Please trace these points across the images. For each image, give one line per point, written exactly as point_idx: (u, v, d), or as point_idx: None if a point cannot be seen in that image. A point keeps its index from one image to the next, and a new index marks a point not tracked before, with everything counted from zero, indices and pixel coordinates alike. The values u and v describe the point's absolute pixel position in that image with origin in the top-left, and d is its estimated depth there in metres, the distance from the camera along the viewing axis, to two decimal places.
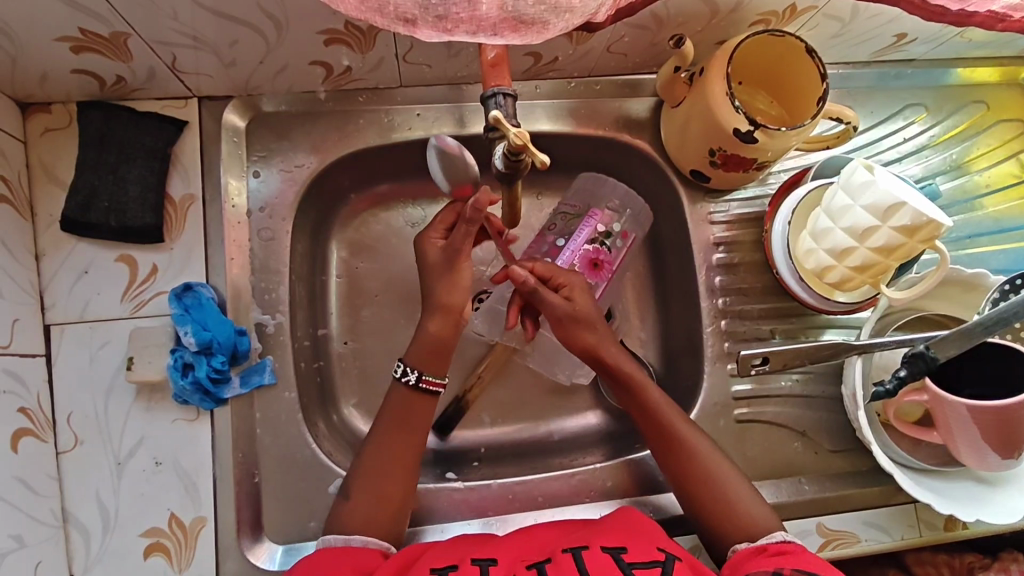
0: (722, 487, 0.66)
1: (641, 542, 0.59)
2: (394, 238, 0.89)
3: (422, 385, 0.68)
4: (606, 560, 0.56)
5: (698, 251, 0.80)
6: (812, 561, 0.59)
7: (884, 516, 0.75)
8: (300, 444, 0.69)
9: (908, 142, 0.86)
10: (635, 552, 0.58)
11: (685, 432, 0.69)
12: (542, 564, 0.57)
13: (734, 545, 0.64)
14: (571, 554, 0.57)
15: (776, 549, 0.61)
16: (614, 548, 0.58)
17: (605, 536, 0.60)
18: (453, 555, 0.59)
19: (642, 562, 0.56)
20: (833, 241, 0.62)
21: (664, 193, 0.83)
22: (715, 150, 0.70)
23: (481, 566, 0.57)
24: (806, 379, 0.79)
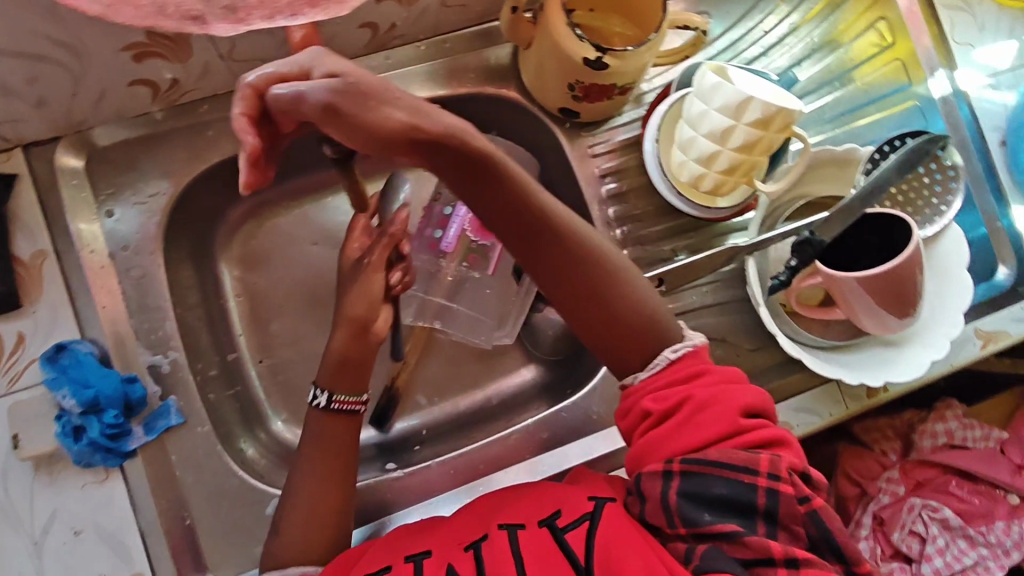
0: (624, 299, 0.61)
1: (573, 495, 0.60)
2: (287, 244, 0.86)
3: (334, 405, 0.67)
4: (540, 534, 0.57)
5: (586, 187, 0.79)
6: (699, 422, 0.57)
7: (810, 399, 0.78)
8: (226, 475, 0.67)
9: (769, 35, 0.87)
10: (568, 511, 0.58)
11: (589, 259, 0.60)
12: (478, 544, 0.57)
13: (627, 380, 0.63)
14: (504, 534, 0.57)
15: (661, 412, 0.59)
16: (549, 517, 0.58)
17: (537, 504, 0.60)
18: (389, 556, 0.59)
19: (573, 522, 0.57)
20: (698, 149, 0.62)
21: (541, 137, 0.82)
22: (573, 84, 0.69)
23: (416, 562, 0.58)
24: (716, 288, 0.80)
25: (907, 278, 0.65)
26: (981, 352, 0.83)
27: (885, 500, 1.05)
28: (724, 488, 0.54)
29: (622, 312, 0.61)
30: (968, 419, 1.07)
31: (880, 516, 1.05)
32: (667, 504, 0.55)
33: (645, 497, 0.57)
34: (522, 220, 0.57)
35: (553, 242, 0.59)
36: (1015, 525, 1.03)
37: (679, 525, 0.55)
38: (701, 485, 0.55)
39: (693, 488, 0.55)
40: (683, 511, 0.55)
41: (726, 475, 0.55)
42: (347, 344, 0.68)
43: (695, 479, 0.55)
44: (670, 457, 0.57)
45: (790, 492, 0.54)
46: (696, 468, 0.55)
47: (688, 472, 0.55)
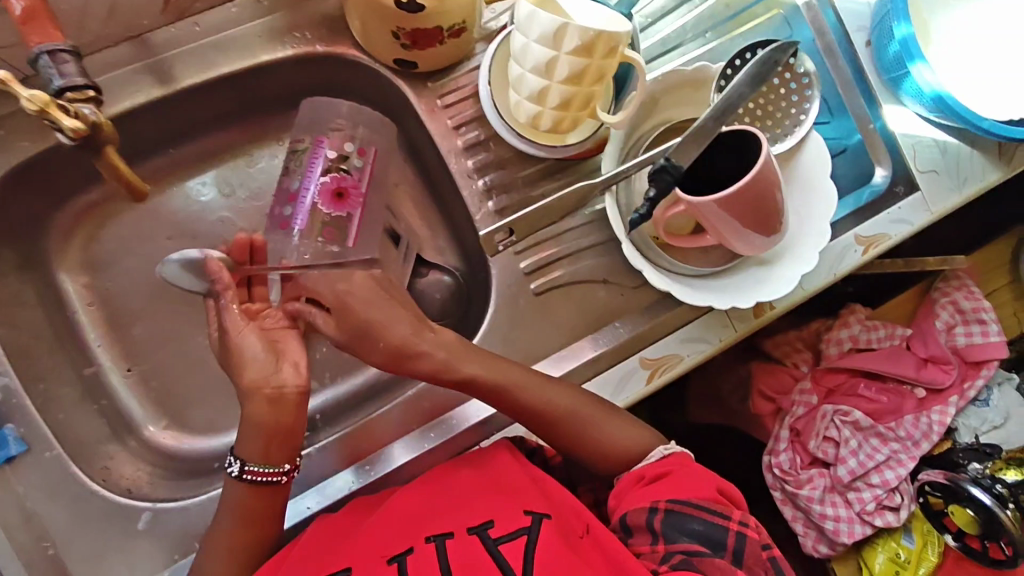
0: (596, 437, 0.67)
1: (509, 506, 0.60)
2: (139, 240, 0.80)
3: (245, 475, 0.61)
4: (472, 544, 0.57)
5: (441, 141, 0.74)
6: (686, 485, 0.61)
7: (699, 327, 0.77)
8: (86, 496, 0.65)
9: None
10: (501, 523, 0.58)
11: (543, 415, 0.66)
12: (404, 556, 0.56)
13: (618, 476, 0.67)
14: (434, 546, 0.57)
15: (653, 474, 0.63)
16: (481, 526, 0.58)
17: (468, 511, 0.60)
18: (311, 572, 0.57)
19: (508, 535, 0.57)
20: (528, 87, 0.58)
21: (389, 92, 0.76)
22: (396, 31, 0.64)
23: None
24: (593, 227, 0.77)
25: (765, 194, 0.64)
26: (863, 258, 0.82)
27: (800, 411, 1.06)
28: (702, 525, 0.58)
29: (581, 419, 0.67)
30: (872, 321, 1.10)
31: (795, 428, 1.06)
32: (652, 529, 0.59)
33: (632, 528, 0.61)
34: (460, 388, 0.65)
35: (496, 404, 0.66)
36: (923, 416, 1.05)
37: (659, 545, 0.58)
38: (678, 524, 0.58)
39: (680, 524, 0.58)
40: (665, 533, 0.58)
41: (704, 517, 0.59)
42: (262, 412, 0.61)
43: (674, 519, 0.59)
44: (656, 498, 0.60)
45: (755, 538, 0.59)
46: (678, 508, 0.59)
47: (673, 511, 0.59)
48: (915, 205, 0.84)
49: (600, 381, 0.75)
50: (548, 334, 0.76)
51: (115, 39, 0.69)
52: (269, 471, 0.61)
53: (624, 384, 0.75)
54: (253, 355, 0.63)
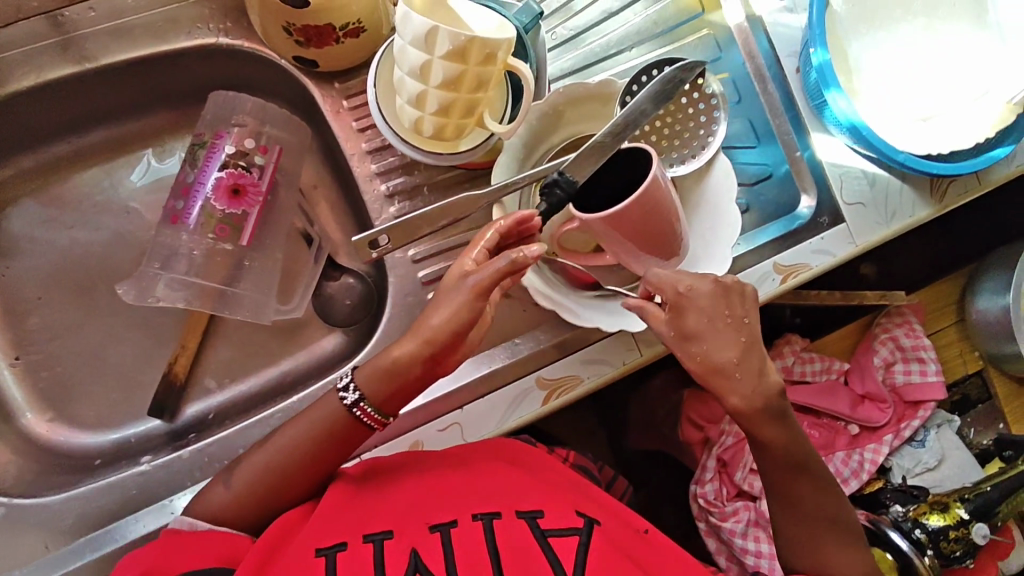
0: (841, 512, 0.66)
1: (562, 505, 0.62)
2: (42, 227, 0.80)
3: (357, 408, 0.60)
4: (521, 529, 0.58)
5: (344, 142, 0.73)
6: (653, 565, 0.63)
7: (601, 350, 0.74)
8: None
9: None
10: (551, 515, 0.60)
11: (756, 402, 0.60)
12: (448, 527, 0.58)
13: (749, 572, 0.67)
14: (482, 524, 0.58)
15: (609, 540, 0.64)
16: (529, 513, 0.60)
17: (521, 497, 0.62)
18: (344, 530, 0.58)
19: (557, 528, 0.59)
20: (406, 90, 0.56)
21: (297, 91, 0.75)
22: (288, 27, 0.63)
23: (374, 542, 0.56)
24: None
25: (658, 216, 0.61)
26: (781, 288, 0.79)
27: (728, 443, 1.02)
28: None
29: (813, 465, 0.65)
30: (807, 354, 1.06)
31: (723, 459, 1.01)
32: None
33: None
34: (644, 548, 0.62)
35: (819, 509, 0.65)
36: (854, 454, 1.03)
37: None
38: None
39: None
40: None
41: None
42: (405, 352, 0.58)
43: None
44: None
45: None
46: None
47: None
48: (839, 235, 0.81)
49: (494, 399, 0.72)
50: None
51: (10, 19, 0.69)
52: (377, 417, 0.61)
53: (519, 402, 0.72)
54: (450, 318, 0.57)
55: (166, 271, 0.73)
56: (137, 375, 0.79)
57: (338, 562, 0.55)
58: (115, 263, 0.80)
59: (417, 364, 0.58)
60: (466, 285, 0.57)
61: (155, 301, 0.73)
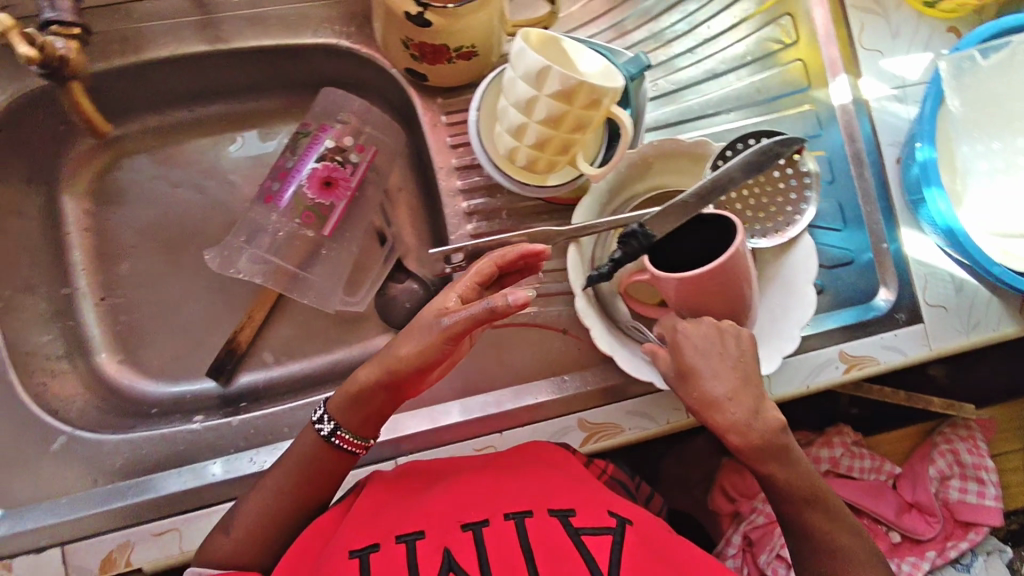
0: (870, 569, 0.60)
1: (594, 506, 0.60)
2: (148, 182, 0.85)
3: (335, 439, 0.61)
4: (554, 525, 0.56)
5: (436, 155, 0.75)
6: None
7: (650, 403, 0.73)
8: (15, 405, 0.68)
9: (661, 21, 0.84)
10: (585, 515, 0.58)
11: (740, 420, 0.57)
12: (480, 525, 0.56)
13: None
14: (514, 523, 0.56)
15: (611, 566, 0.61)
16: (561, 511, 0.58)
17: (551, 494, 0.60)
18: (377, 533, 0.56)
19: (592, 528, 0.57)
20: (508, 120, 0.58)
21: (403, 100, 0.79)
22: (406, 41, 0.66)
23: (407, 543, 0.55)
24: (558, 274, 0.76)
25: (732, 285, 0.60)
26: (843, 377, 0.77)
27: (758, 522, 0.99)
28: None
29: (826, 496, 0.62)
30: (857, 449, 1.02)
31: (749, 537, 0.99)
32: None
33: None
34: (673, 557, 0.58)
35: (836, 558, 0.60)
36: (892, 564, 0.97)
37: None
38: None
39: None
40: None
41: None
42: (368, 378, 0.60)
43: None
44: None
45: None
46: None
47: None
48: (914, 335, 0.78)
49: (533, 430, 0.73)
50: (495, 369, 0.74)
51: None
52: (355, 443, 0.62)
53: (556, 439, 0.72)
54: (424, 347, 0.58)
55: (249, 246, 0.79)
56: (201, 334, 0.83)
57: (372, 560, 0.53)
58: (205, 229, 0.85)
59: (381, 389, 0.60)
60: (438, 326, 0.57)
61: (236, 274, 0.78)
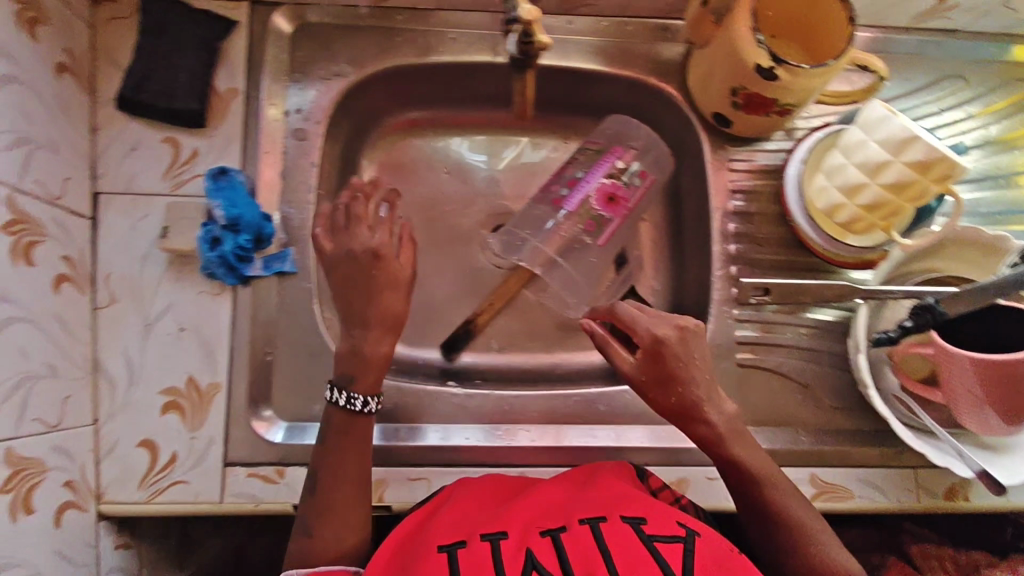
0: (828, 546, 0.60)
1: (662, 515, 0.56)
2: (424, 166, 0.91)
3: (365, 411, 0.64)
4: (625, 533, 0.53)
5: (714, 196, 0.80)
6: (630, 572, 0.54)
7: (879, 475, 0.76)
8: (311, 331, 0.73)
9: (943, 114, 0.82)
10: (655, 523, 0.55)
11: (715, 427, 0.62)
12: (558, 531, 0.54)
13: None
14: (593, 527, 0.54)
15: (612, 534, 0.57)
16: (633, 518, 0.55)
17: (662, 511, 0.57)
18: (461, 531, 0.56)
19: (666, 535, 0.53)
20: (844, 178, 0.62)
21: (689, 139, 0.83)
22: (738, 88, 0.70)
23: (492, 541, 0.54)
24: (812, 334, 0.79)
25: None
26: None
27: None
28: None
29: (782, 485, 0.63)
30: None
31: None
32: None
33: None
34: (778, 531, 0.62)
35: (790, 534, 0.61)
36: None
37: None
38: None
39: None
40: None
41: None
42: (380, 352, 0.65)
43: None
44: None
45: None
46: None
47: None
48: None
49: None
50: None
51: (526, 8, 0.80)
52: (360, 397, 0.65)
53: None
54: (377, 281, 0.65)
55: (535, 240, 0.81)
56: (446, 308, 0.90)
57: (457, 555, 0.53)
58: (466, 215, 0.90)
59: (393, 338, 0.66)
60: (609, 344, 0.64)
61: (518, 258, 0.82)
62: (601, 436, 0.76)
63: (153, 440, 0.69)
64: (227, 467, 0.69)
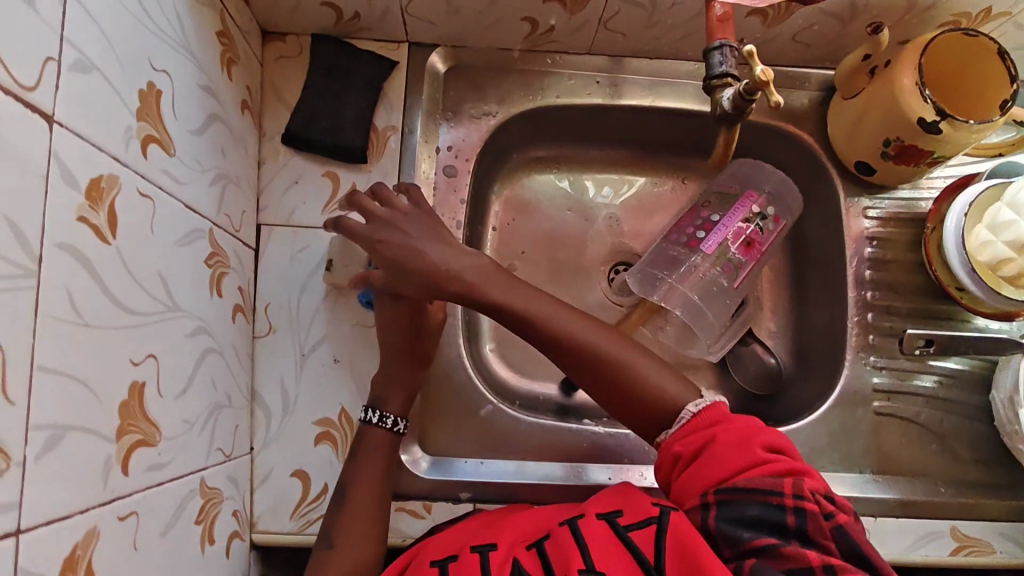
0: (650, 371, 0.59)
1: (639, 499, 0.55)
2: (547, 200, 0.92)
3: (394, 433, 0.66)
4: (602, 528, 0.52)
5: (849, 243, 0.81)
6: (723, 454, 0.52)
7: (1020, 530, 0.74)
8: (456, 365, 0.76)
9: None
10: (630, 512, 0.54)
11: (626, 356, 0.59)
12: (542, 540, 0.54)
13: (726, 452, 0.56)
14: (607, 523, 0.53)
15: (689, 452, 0.55)
16: (608, 513, 0.54)
17: (638, 495, 0.56)
18: (457, 544, 0.57)
19: (638, 522, 0.52)
20: (1016, 233, 0.63)
21: (821, 185, 0.84)
22: (891, 140, 0.72)
23: (480, 553, 0.54)
24: (949, 382, 0.78)
25: None
26: None
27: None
28: (756, 506, 0.49)
29: (605, 351, 0.59)
30: None
31: None
32: (707, 527, 0.50)
33: None
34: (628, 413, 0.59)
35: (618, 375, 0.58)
36: None
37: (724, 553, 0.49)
38: None
39: (728, 518, 0.49)
40: None
41: (755, 497, 0.49)
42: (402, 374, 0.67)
43: None
44: (706, 486, 0.52)
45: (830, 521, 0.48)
46: None
47: (722, 501, 0.50)
48: None
49: (905, 524, 0.73)
50: (868, 452, 0.76)
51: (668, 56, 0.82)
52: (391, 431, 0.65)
53: (929, 540, 0.72)
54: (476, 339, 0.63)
55: (672, 278, 0.80)
56: None
57: (448, 570, 0.53)
58: (587, 252, 0.91)
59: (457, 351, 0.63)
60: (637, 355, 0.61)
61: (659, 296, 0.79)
62: None
63: (305, 470, 0.68)
64: None
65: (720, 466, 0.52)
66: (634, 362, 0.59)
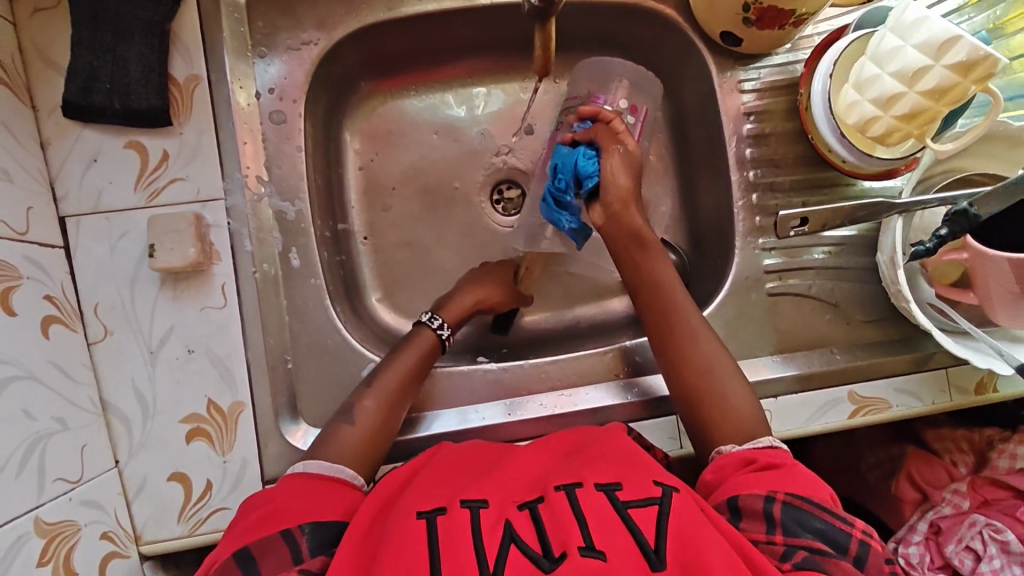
0: (705, 354, 0.63)
1: (636, 475, 0.54)
2: (409, 127, 0.81)
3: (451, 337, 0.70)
4: (600, 499, 0.51)
5: (727, 122, 0.75)
6: (804, 481, 0.54)
7: (915, 382, 0.74)
8: (329, 330, 0.70)
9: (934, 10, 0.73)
10: (631, 488, 0.52)
11: (669, 285, 0.66)
12: (535, 503, 0.51)
13: (720, 447, 0.59)
14: (605, 494, 0.52)
15: (766, 462, 0.56)
16: (607, 485, 0.53)
17: (640, 472, 0.55)
18: (441, 497, 0.52)
19: (639, 500, 0.51)
20: (878, 90, 0.59)
21: (693, 64, 0.77)
22: (750, 3, 0.65)
23: (472, 508, 0.50)
24: (839, 252, 0.76)
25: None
26: None
27: (946, 511, 0.83)
28: (824, 524, 0.51)
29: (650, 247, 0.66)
30: None
31: None
32: (771, 516, 0.51)
33: None
34: (662, 311, 0.65)
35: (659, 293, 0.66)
36: None
37: (780, 536, 0.50)
38: None
39: (800, 517, 0.51)
40: None
41: (826, 516, 0.51)
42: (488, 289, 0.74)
43: None
44: (775, 488, 0.53)
45: (881, 549, 0.51)
46: None
47: (794, 505, 0.51)
48: None
49: (805, 398, 0.73)
50: (767, 334, 0.75)
51: None
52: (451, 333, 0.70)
53: (828, 409, 0.73)
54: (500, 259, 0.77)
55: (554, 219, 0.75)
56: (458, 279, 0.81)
57: (437, 522, 0.49)
58: (462, 176, 0.81)
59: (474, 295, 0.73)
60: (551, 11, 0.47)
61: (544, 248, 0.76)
62: (642, 389, 0.71)
63: (183, 472, 0.64)
64: (266, 484, 0.65)
65: (805, 481, 0.54)
66: (683, 301, 0.65)
